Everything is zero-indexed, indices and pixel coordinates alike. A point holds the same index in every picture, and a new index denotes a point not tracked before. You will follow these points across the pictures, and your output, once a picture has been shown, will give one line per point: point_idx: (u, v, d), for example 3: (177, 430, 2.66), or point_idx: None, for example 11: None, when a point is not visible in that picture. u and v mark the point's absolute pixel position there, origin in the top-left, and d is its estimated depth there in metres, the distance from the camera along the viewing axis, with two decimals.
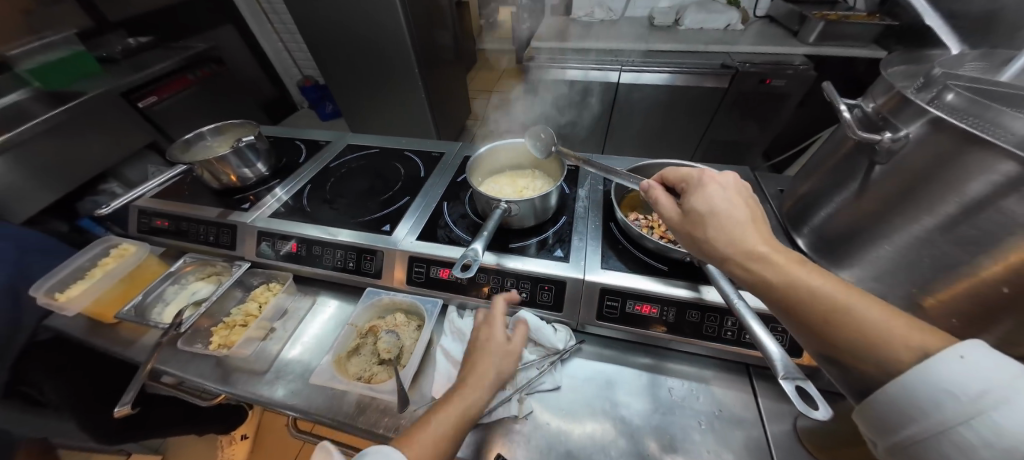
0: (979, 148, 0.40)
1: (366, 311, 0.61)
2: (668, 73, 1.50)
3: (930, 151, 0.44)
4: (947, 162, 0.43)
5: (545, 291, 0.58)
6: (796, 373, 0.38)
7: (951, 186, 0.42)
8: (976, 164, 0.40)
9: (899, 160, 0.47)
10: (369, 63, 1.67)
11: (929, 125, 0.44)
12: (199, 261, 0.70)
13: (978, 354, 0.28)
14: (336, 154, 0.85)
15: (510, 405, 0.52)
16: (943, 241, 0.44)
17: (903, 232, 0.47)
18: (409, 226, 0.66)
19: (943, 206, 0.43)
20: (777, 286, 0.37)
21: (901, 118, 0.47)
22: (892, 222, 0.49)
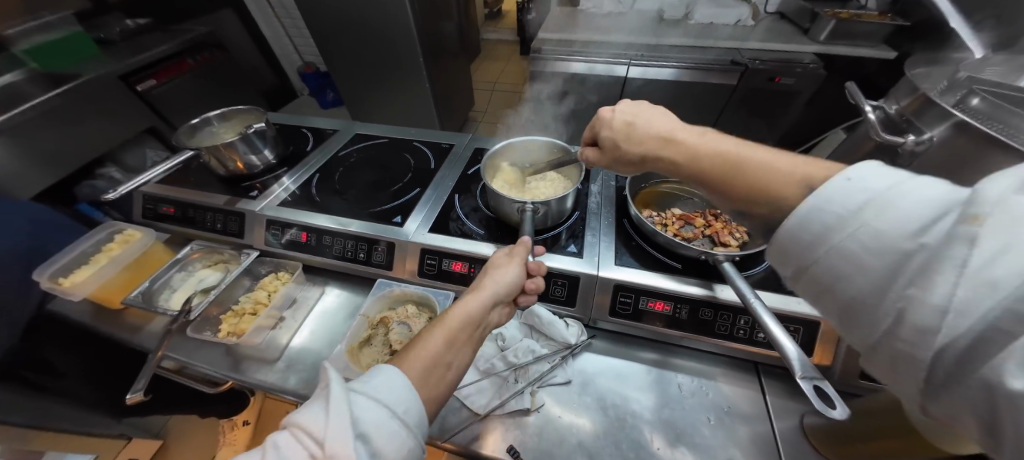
0: None
1: (378, 302, 0.61)
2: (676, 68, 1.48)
3: None
4: None
5: (558, 286, 0.58)
6: (813, 372, 0.38)
7: None
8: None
9: None
10: (375, 50, 1.64)
11: None
12: (206, 249, 0.69)
13: (862, 171, 0.30)
14: (344, 143, 0.84)
15: (522, 398, 0.52)
16: None
17: None
18: (420, 218, 0.66)
19: None
20: (688, 167, 0.40)
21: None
22: None
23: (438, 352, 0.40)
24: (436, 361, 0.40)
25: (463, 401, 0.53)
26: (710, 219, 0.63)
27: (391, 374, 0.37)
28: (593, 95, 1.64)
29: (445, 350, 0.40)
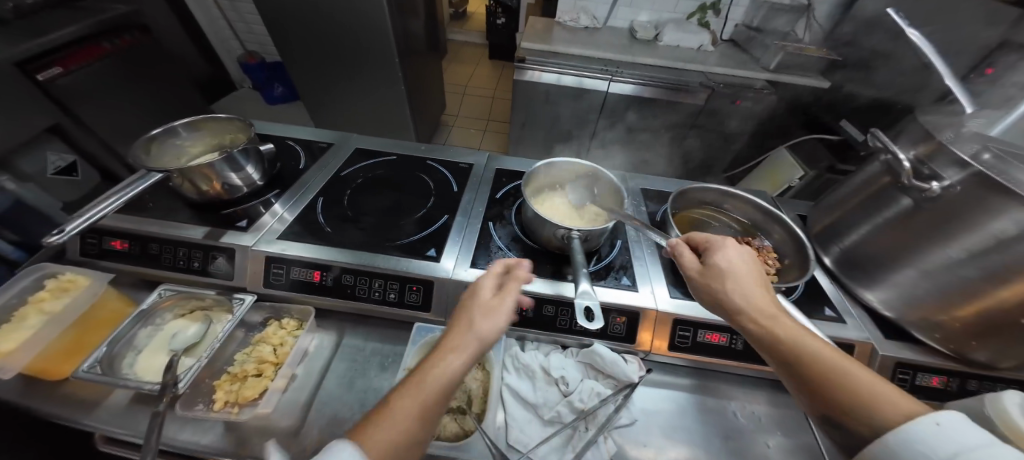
0: (1000, 194, 0.44)
1: (418, 351, 0.54)
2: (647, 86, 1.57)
3: (960, 193, 0.48)
4: (972, 202, 0.47)
5: (617, 322, 0.56)
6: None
7: (975, 222, 0.47)
8: (997, 204, 0.45)
9: (933, 200, 0.51)
10: (341, 45, 1.50)
11: (966, 173, 0.47)
12: (180, 294, 0.56)
13: (949, 421, 0.30)
14: (344, 160, 0.74)
15: (596, 447, 0.49)
16: (966, 270, 0.49)
17: (928, 260, 0.52)
18: (457, 251, 0.59)
19: (967, 239, 0.48)
20: (786, 342, 0.40)
21: (938, 164, 0.50)
22: (918, 251, 0.53)
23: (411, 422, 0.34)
24: (411, 433, 0.34)
25: None
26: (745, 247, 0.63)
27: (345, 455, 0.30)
28: (572, 108, 1.67)
29: (419, 431, 0.34)
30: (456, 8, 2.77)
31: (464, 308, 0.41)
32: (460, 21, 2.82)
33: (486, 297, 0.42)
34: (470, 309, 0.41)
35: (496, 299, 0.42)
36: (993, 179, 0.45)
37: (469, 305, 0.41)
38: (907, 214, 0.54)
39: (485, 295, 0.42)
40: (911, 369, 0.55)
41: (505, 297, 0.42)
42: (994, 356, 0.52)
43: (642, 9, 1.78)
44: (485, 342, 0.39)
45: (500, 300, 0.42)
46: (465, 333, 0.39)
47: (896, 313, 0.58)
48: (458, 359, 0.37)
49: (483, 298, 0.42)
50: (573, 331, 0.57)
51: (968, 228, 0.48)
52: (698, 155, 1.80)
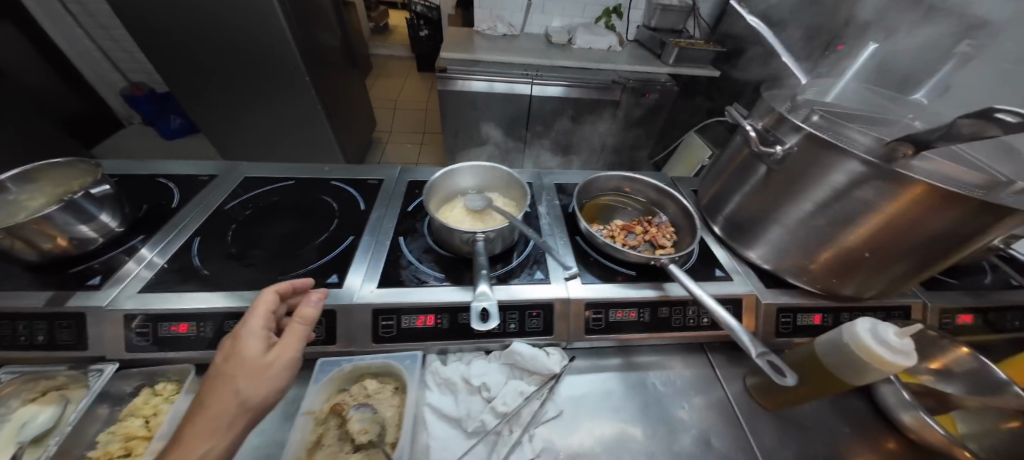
0: (833, 153, 0.52)
1: (323, 391, 0.49)
2: (564, 86, 1.64)
3: (802, 156, 0.55)
4: (814, 161, 0.54)
5: (534, 317, 0.56)
6: (762, 347, 0.46)
7: (819, 178, 0.54)
8: (831, 160, 0.52)
9: (781, 164, 0.58)
10: (248, 70, 1.40)
11: (803, 138, 0.54)
12: (20, 377, 0.47)
13: None
14: (230, 192, 0.67)
15: (521, 448, 0.49)
16: (820, 221, 0.57)
17: (790, 215, 0.60)
18: (362, 272, 0.56)
19: (815, 195, 0.55)
20: None
21: (782, 132, 0.57)
22: (782, 210, 0.60)
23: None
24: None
25: None
26: (646, 225, 0.68)
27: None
28: (497, 113, 1.69)
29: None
30: (376, 22, 2.70)
31: (222, 369, 0.37)
32: (381, 35, 2.75)
33: (256, 348, 0.39)
34: (230, 372, 0.37)
35: (259, 327, 0.40)
36: (822, 140, 0.52)
37: (238, 367, 0.37)
38: (766, 179, 0.61)
39: (258, 348, 0.39)
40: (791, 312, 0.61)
41: (284, 343, 0.41)
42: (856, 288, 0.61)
43: (553, 15, 1.86)
44: (255, 405, 0.37)
45: (279, 347, 0.40)
46: (229, 402, 0.35)
47: (773, 267, 0.65)
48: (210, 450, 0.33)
49: (250, 355, 0.38)
50: (491, 334, 0.56)
51: (813, 183, 0.55)
52: (622, 146, 1.88)
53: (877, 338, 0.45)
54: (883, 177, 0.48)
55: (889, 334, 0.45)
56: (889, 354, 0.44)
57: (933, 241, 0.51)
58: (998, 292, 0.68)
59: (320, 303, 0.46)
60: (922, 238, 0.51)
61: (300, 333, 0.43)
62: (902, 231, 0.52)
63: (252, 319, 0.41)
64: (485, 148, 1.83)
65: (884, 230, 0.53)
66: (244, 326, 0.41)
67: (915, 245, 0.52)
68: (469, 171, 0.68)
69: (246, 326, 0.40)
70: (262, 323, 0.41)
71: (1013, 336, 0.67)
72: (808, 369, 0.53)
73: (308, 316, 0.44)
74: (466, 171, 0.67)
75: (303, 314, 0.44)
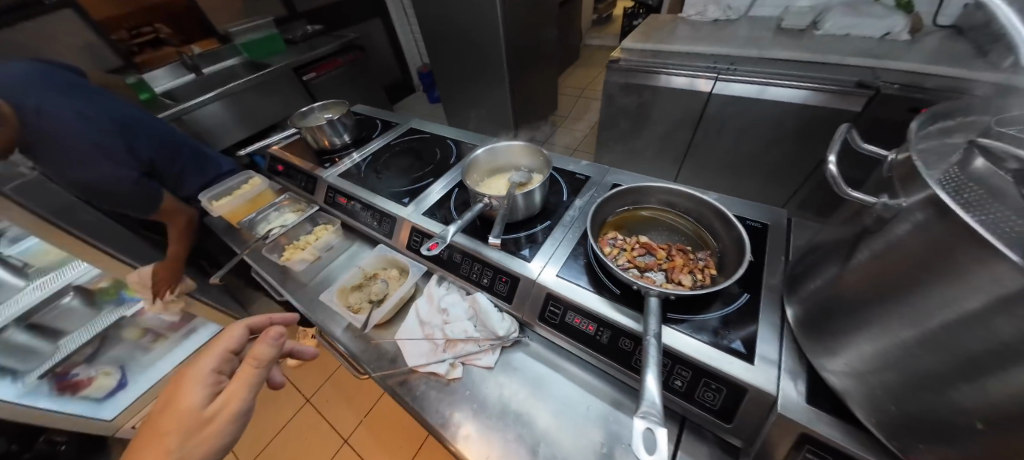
0: (984, 251, 0.28)
1: (375, 258, 0.78)
2: (810, 90, 1.24)
3: (928, 239, 0.31)
4: (947, 257, 0.30)
5: (503, 282, 0.64)
6: (654, 413, 0.38)
7: (950, 288, 0.30)
8: (973, 258, 0.28)
9: (890, 242, 0.34)
10: (471, 55, 1.85)
11: (930, 205, 0.31)
12: (293, 199, 0.97)
13: None
14: (398, 135, 1.04)
15: (441, 364, 0.61)
16: (930, 361, 0.32)
17: (888, 333, 0.34)
18: (420, 203, 0.79)
19: (932, 316, 0.31)
20: None
21: (907, 183, 0.34)
22: (880, 320, 0.35)
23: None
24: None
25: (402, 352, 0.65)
26: (673, 252, 0.58)
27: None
28: (667, 110, 1.55)
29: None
30: (600, 13, 2.85)
31: (163, 423, 0.41)
32: (603, 26, 2.87)
33: (197, 399, 0.42)
34: (171, 424, 0.41)
35: (213, 374, 0.44)
36: (964, 223, 0.29)
37: (174, 425, 0.40)
38: (874, 258, 0.36)
39: (197, 406, 0.42)
40: (825, 453, 0.39)
41: (226, 393, 0.43)
42: None
43: None
44: None
45: (222, 399, 0.43)
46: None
47: (847, 392, 0.38)
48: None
49: (193, 412, 0.41)
50: (471, 280, 0.68)
51: (947, 286, 0.30)
52: None
53: None
54: None
55: None
56: None
57: None
58: None
59: (278, 340, 0.46)
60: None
61: (249, 378, 0.44)
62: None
63: (209, 366, 0.44)
64: (647, 146, 1.72)
65: None
66: (199, 370, 0.44)
67: None
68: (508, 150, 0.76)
69: (199, 372, 0.44)
70: (216, 370, 0.45)
71: None
72: None
73: (250, 369, 0.44)
74: (498, 151, 0.75)
75: (250, 372, 0.44)
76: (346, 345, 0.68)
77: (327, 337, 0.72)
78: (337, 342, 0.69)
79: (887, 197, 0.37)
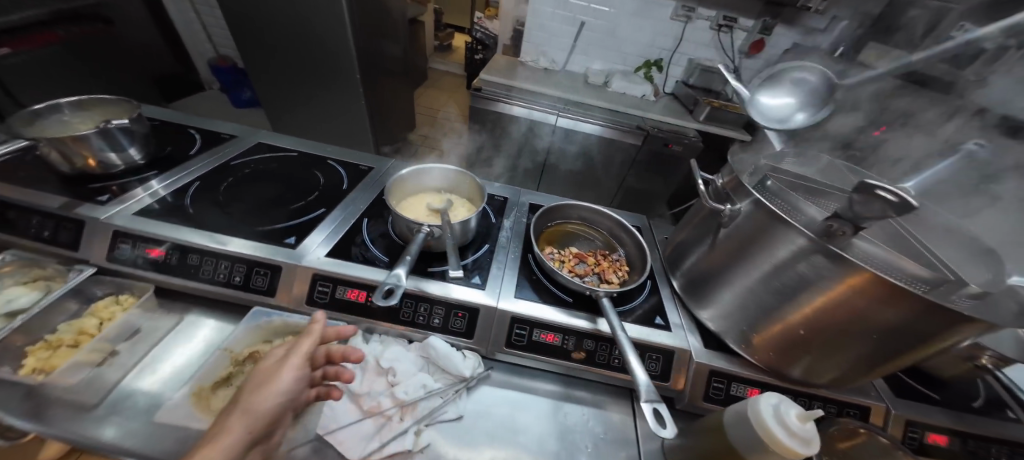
0: (786, 227, 0.51)
1: (247, 335, 0.54)
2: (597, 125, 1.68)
3: (756, 224, 0.55)
4: (772, 239, 0.53)
5: (458, 317, 0.58)
6: (655, 394, 0.44)
7: (769, 254, 0.54)
8: (786, 236, 0.51)
9: (738, 228, 0.58)
10: (309, 60, 1.60)
11: (754, 204, 0.55)
12: (23, 261, 0.54)
13: None
14: (241, 152, 0.77)
15: (405, 437, 0.49)
16: (769, 297, 0.56)
17: (740, 285, 0.59)
18: (318, 242, 0.61)
19: (763, 271, 0.55)
20: None
21: (737, 194, 0.58)
22: (733, 273, 0.60)
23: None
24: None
25: (339, 447, 0.48)
26: (599, 258, 0.69)
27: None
28: (521, 137, 1.76)
29: None
30: (441, 41, 2.94)
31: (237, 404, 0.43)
32: (442, 53, 2.98)
33: (262, 385, 0.45)
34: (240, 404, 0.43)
35: (273, 365, 0.47)
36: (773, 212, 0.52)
37: (252, 383, 0.46)
38: (730, 239, 0.59)
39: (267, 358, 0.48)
40: (725, 378, 0.58)
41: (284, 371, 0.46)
42: (804, 372, 0.58)
43: (596, 58, 1.95)
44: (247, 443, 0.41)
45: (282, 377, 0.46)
46: (236, 411, 0.43)
47: (720, 329, 0.63)
48: (226, 436, 0.41)
49: (256, 390, 0.44)
50: (416, 324, 0.58)
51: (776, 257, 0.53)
52: (637, 192, 1.86)
53: (777, 417, 0.41)
54: (824, 255, 0.48)
55: (791, 416, 0.41)
56: (792, 442, 0.40)
57: (899, 335, 0.48)
58: (990, 420, 0.61)
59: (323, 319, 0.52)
60: (886, 331, 0.48)
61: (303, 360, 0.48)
62: (880, 322, 0.48)
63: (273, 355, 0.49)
64: (504, 169, 1.90)
65: (845, 325, 0.50)
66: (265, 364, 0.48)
67: (883, 339, 0.49)
68: (429, 171, 0.70)
69: (264, 368, 0.47)
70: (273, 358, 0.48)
71: None
72: (716, 443, 0.48)
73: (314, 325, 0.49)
74: (422, 172, 0.69)
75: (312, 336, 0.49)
76: None
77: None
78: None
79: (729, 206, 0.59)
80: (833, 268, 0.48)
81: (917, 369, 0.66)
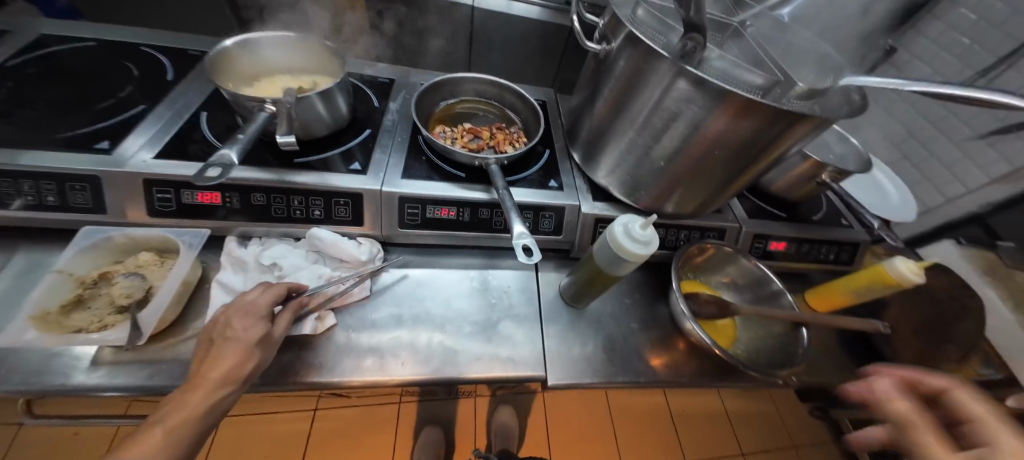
0: (652, 57, 0.48)
1: (90, 256, 0.47)
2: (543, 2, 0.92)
3: (631, 62, 0.51)
4: (642, 73, 0.50)
5: (341, 206, 0.55)
6: (523, 231, 0.48)
7: (639, 92, 0.52)
8: (655, 69, 0.48)
9: (618, 72, 0.55)
10: None
11: (628, 39, 0.50)
12: None
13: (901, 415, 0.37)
14: (10, 46, 0.60)
15: (307, 322, 0.48)
16: (643, 140, 0.56)
17: (621, 134, 0.59)
18: (140, 143, 0.51)
19: (637, 113, 0.54)
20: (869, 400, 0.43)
21: (613, 33, 0.54)
22: (615, 122, 0.59)
23: (181, 423, 0.32)
24: (180, 433, 0.31)
25: None
26: (494, 131, 0.66)
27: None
28: None
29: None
30: None
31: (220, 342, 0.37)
32: None
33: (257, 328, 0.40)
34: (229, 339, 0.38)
35: (262, 317, 0.41)
36: (645, 46, 0.48)
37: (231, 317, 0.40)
38: (612, 87, 0.57)
39: (251, 296, 0.42)
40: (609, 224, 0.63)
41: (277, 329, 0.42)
42: (676, 205, 0.64)
43: None
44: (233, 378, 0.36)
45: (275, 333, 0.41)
46: (222, 350, 0.37)
47: (610, 184, 0.65)
48: (209, 380, 0.35)
49: (245, 334, 0.39)
50: (295, 220, 0.54)
51: (646, 89, 0.51)
52: None
53: (625, 230, 0.48)
54: (684, 80, 0.46)
55: (636, 228, 0.48)
56: (634, 246, 0.47)
57: (743, 153, 0.52)
58: (822, 228, 0.75)
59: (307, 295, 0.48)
60: (736, 150, 0.52)
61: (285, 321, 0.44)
62: (733, 142, 0.50)
63: (258, 296, 0.43)
64: None
65: (705, 152, 0.53)
66: (245, 303, 0.41)
67: (734, 158, 0.54)
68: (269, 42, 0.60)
69: (250, 311, 0.41)
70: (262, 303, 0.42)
71: (826, 265, 0.77)
72: (591, 270, 0.55)
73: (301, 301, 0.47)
74: (261, 43, 0.59)
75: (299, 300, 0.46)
76: (117, 382, 0.39)
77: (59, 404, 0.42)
78: (128, 393, 0.39)
79: (603, 45, 0.58)
80: (692, 92, 0.46)
81: (779, 196, 0.78)
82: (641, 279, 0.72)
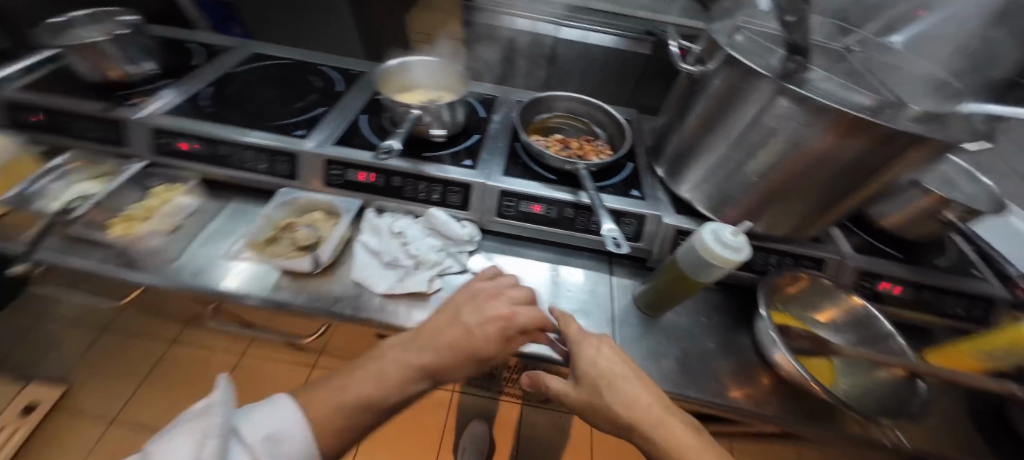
0: (753, 77, 0.51)
1: (282, 209, 0.63)
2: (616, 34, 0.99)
3: (728, 82, 0.55)
4: (739, 93, 0.54)
5: (454, 193, 0.65)
6: (612, 226, 0.54)
7: (735, 110, 0.56)
8: (754, 88, 0.52)
9: (713, 92, 0.59)
10: None
11: (727, 63, 0.54)
12: (87, 158, 0.65)
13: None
14: (237, 59, 0.84)
15: (421, 280, 0.57)
16: (737, 155, 0.58)
17: (710, 151, 0.62)
18: (320, 137, 0.66)
19: (730, 131, 0.58)
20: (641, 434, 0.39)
21: (710, 58, 0.59)
22: (705, 140, 0.63)
23: (346, 402, 0.38)
24: (343, 413, 0.37)
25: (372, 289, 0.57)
26: (583, 144, 0.73)
27: (282, 413, 0.36)
28: None
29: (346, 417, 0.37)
30: None
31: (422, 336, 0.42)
32: None
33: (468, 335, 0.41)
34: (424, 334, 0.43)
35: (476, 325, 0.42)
36: (744, 67, 0.52)
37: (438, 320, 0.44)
38: (705, 108, 0.61)
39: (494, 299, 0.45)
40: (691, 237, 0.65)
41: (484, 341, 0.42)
42: (766, 226, 0.65)
43: None
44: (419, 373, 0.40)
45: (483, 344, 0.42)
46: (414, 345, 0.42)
47: (694, 200, 0.67)
48: (391, 364, 0.40)
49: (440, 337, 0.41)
50: (417, 201, 0.66)
51: (744, 105, 0.54)
52: None
53: (714, 236, 0.51)
54: (785, 98, 0.49)
55: (725, 235, 0.51)
56: (725, 252, 0.50)
57: (846, 174, 0.53)
58: (950, 276, 0.68)
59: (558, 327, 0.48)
60: (835, 171, 0.53)
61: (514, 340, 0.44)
62: (834, 161, 0.51)
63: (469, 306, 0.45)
64: None
65: (803, 170, 0.54)
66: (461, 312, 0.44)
67: (835, 179, 0.54)
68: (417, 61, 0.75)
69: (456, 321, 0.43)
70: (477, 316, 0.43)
71: (951, 323, 0.68)
72: (669, 275, 0.57)
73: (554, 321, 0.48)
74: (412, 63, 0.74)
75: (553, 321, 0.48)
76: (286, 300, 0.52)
77: (239, 313, 0.56)
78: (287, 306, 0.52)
79: (700, 67, 0.62)
80: (794, 110, 0.49)
81: (890, 235, 0.72)
82: (720, 301, 0.71)
